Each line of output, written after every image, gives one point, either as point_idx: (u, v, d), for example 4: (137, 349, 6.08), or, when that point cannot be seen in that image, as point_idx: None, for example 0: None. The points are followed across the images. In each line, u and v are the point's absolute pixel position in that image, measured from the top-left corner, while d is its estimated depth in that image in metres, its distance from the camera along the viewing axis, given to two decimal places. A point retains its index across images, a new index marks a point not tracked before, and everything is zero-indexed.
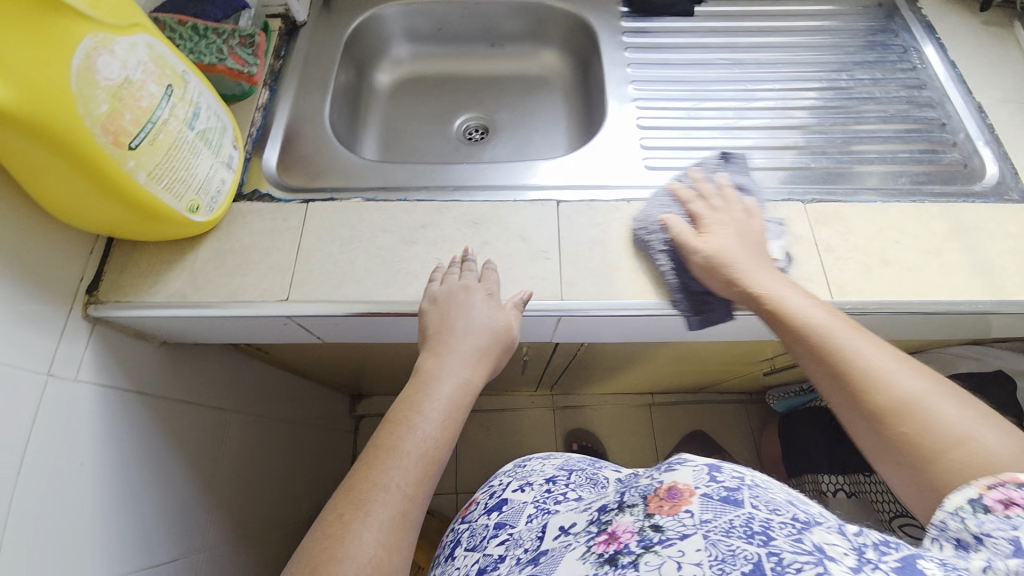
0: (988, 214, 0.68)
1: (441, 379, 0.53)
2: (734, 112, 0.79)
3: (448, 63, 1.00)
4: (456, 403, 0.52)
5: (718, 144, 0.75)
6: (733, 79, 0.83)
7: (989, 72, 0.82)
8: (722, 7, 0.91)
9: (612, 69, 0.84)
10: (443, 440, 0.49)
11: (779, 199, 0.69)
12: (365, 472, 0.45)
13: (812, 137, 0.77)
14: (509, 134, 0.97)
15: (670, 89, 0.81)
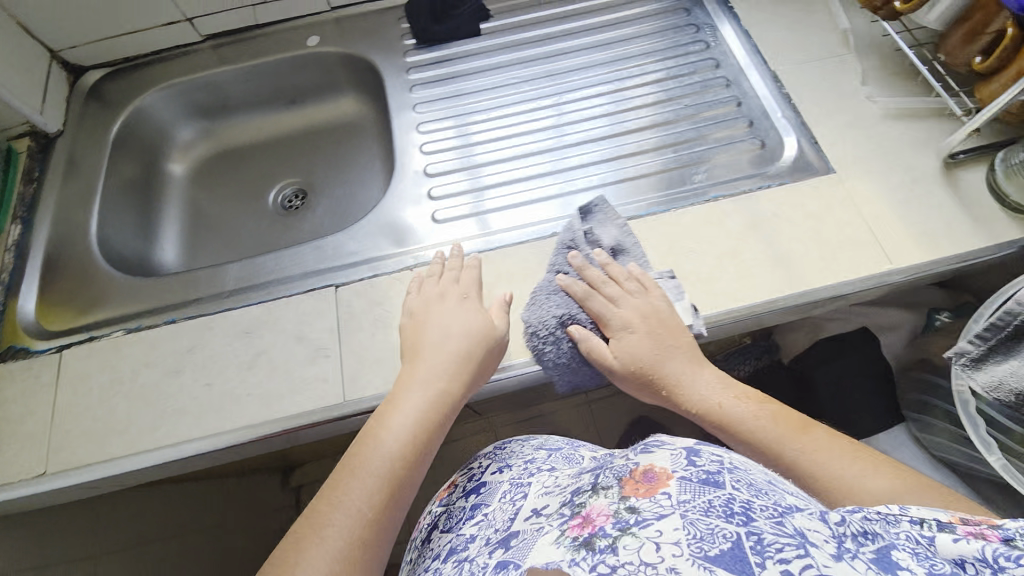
0: (783, 198, 0.65)
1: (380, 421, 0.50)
2: (578, 126, 0.76)
3: (249, 132, 0.92)
4: (416, 434, 0.50)
5: (571, 166, 0.73)
6: (557, 92, 0.79)
7: (790, 33, 0.76)
8: (510, 17, 0.85)
9: (427, 109, 0.79)
10: (405, 471, 0.48)
11: (646, 212, 0.67)
12: (332, 524, 0.44)
13: (644, 140, 0.74)
14: (328, 194, 0.90)
15: (493, 119, 0.77)
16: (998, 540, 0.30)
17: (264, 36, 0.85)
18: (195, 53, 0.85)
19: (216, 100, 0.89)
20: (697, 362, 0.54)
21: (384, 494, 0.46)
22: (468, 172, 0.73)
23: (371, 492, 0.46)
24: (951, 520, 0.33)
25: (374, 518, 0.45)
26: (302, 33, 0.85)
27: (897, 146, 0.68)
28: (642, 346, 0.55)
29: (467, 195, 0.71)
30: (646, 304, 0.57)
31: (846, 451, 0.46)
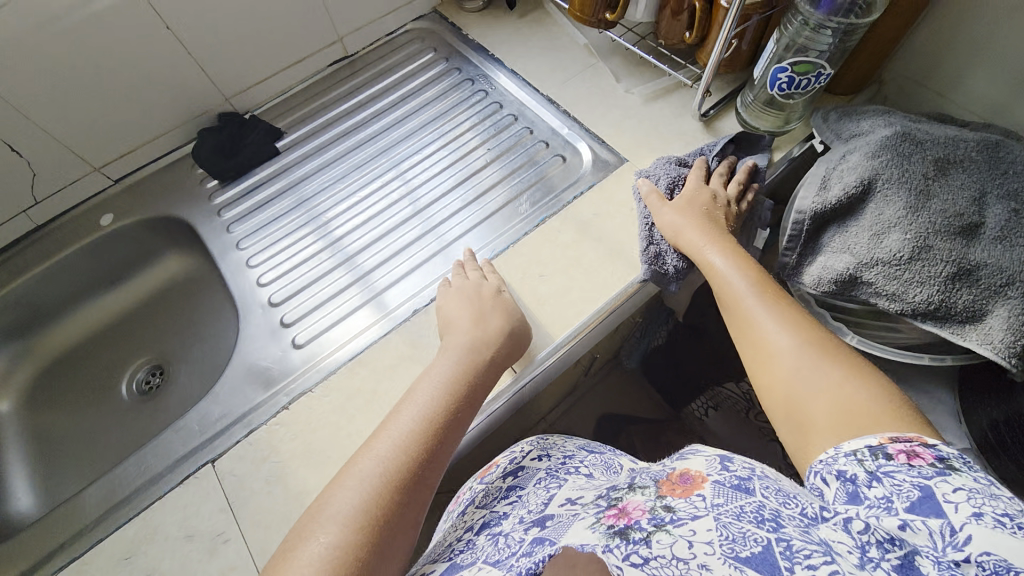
0: (593, 198, 0.73)
1: (437, 379, 0.55)
2: (427, 185, 0.80)
3: (74, 332, 0.83)
4: (438, 408, 0.52)
5: (441, 220, 0.76)
6: (384, 169, 0.83)
7: (545, 62, 0.87)
8: (304, 128, 0.88)
9: (272, 232, 0.78)
10: (432, 437, 0.50)
11: (531, 228, 0.72)
12: (359, 485, 0.45)
13: (487, 176, 0.80)
14: (186, 358, 0.84)
15: (345, 211, 0.79)
16: (930, 459, 0.36)
17: (52, 232, 0.78)
18: None
19: (25, 316, 0.78)
20: (703, 222, 0.62)
21: (413, 460, 0.47)
22: (334, 274, 0.73)
23: (392, 457, 0.47)
24: (880, 441, 0.39)
25: (398, 483, 0.46)
26: (95, 215, 0.80)
27: (663, 120, 0.79)
28: (695, 228, 0.62)
29: (342, 295, 0.71)
30: (692, 192, 0.66)
31: (797, 331, 0.50)
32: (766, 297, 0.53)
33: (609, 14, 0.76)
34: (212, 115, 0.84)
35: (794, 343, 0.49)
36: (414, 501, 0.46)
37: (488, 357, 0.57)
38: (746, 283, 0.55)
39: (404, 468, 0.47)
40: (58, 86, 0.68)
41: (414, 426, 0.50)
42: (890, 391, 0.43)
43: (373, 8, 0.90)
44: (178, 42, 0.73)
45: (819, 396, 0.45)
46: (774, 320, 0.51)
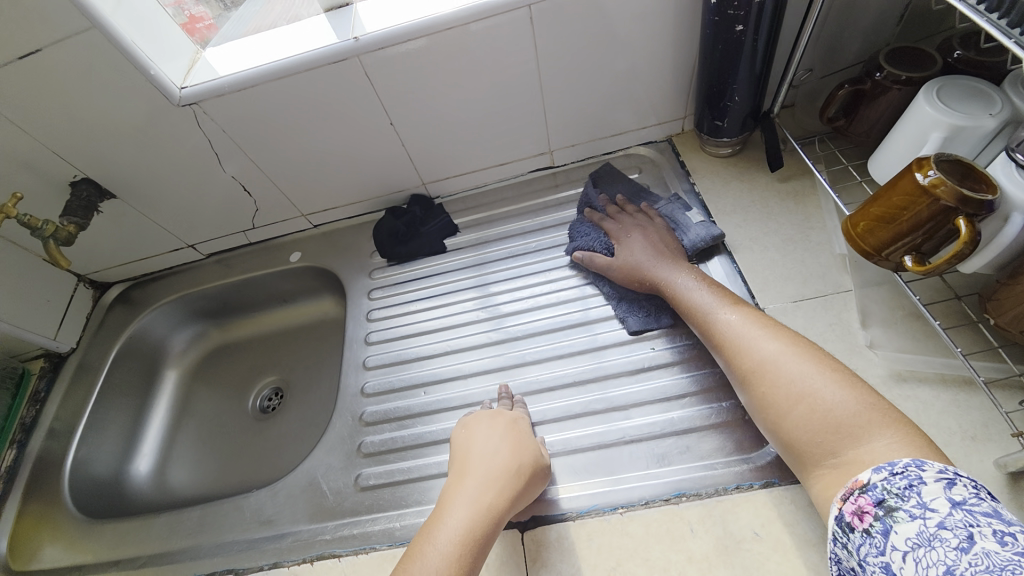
0: (768, 505, 0.49)
1: (457, 521, 0.47)
2: (610, 353, 0.65)
3: (244, 329, 0.98)
4: (451, 567, 0.44)
5: (617, 406, 0.61)
6: (533, 316, 0.72)
7: (780, 259, 0.65)
8: (478, 232, 0.83)
9: (402, 338, 0.76)
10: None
11: (661, 502, 0.52)
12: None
13: (672, 379, 0.61)
14: (299, 397, 0.89)
15: (500, 345, 0.71)
16: (875, 512, 0.36)
17: (256, 251, 0.92)
18: (201, 267, 0.94)
19: (215, 306, 0.95)
20: (669, 257, 0.66)
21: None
22: (429, 422, 0.66)
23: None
24: (839, 507, 0.39)
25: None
26: (290, 249, 0.91)
27: (940, 434, 0.50)
28: (646, 255, 0.67)
29: (425, 454, 0.63)
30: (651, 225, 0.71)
31: (806, 355, 0.48)
32: (735, 308, 0.56)
33: (912, 260, 0.49)
34: (406, 194, 0.86)
35: (777, 351, 0.50)
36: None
37: (504, 498, 0.49)
38: (713, 298, 0.58)
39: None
40: (296, 151, 0.76)
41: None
42: (867, 395, 0.44)
43: (597, 129, 0.80)
44: (395, 135, 0.75)
45: (800, 403, 0.46)
46: (760, 334, 0.52)
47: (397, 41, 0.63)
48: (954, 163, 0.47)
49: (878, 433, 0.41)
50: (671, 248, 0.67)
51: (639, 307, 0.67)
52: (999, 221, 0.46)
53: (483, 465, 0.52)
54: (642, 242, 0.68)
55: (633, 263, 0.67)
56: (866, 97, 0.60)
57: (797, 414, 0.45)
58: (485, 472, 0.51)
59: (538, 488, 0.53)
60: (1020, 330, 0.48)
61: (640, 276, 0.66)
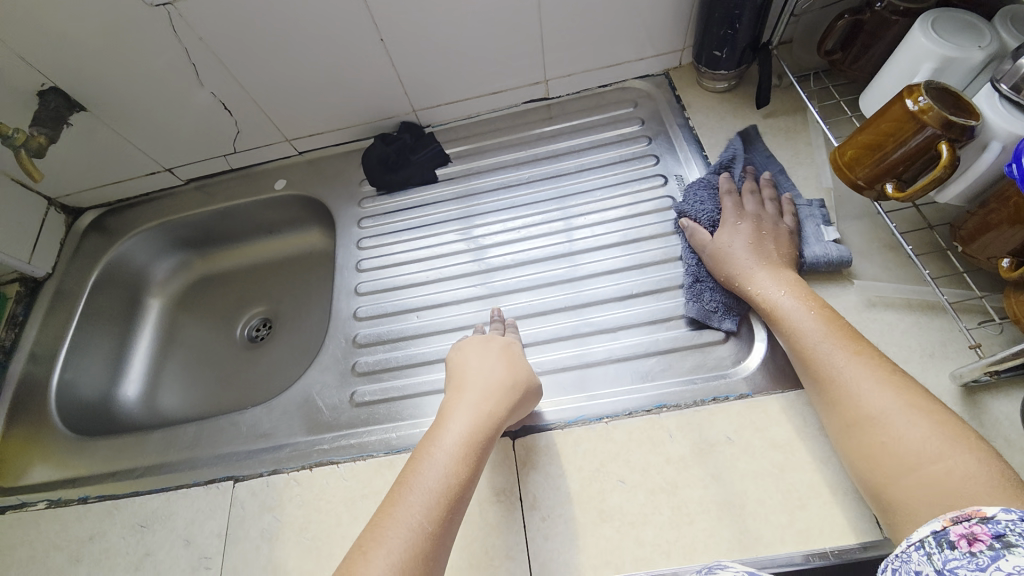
0: (742, 413, 0.53)
1: (460, 425, 0.50)
2: (590, 282, 0.68)
3: (228, 260, 0.97)
4: (459, 467, 0.47)
5: (595, 330, 0.64)
6: (520, 246, 0.73)
7: (768, 193, 0.66)
8: (469, 163, 0.82)
9: (393, 266, 0.76)
10: (456, 497, 0.45)
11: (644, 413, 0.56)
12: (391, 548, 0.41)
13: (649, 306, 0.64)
14: (288, 327, 0.89)
15: (488, 274, 0.72)
16: (990, 543, 0.32)
17: (239, 178, 0.89)
18: (180, 194, 0.90)
19: (197, 235, 0.93)
20: (779, 266, 0.58)
21: (432, 525, 0.43)
22: (420, 344, 0.68)
23: (422, 519, 0.43)
24: (944, 526, 0.34)
25: (422, 548, 0.42)
26: (274, 177, 0.88)
27: (899, 351, 0.54)
28: (745, 248, 0.60)
29: (417, 373, 0.66)
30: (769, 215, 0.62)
31: (889, 386, 0.45)
32: (851, 343, 0.49)
33: (892, 187, 0.51)
34: (397, 121, 0.83)
35: (893, 404, 0.44)
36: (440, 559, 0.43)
37: (501, 410, 0.52)
38: (821, 330, 0.51)
39: (427, 536, 0.42)
40: (280, 67, 0.72)
41: (441, 484, 0.46)
42: (991, 460, 0.39)
43: (595, 58, 0.78)
44: (386, 54, 0.72)
45: (933, 464, 0.40)
46: (870, 381, 0.46)
47: None
48: (942, 91, 0.48)
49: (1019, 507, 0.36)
50: (784, 256, 0.59)
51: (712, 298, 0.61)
52: (975, 151, 0.49)
53: (480, 379, 0.55)
54: (741, 234, 0.61)
55: (726, 260, 0.60)
56: (864, 29, 0.60)
57: (922, 485, 0.40)
58: (484, 386, 0.54)
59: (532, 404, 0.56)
60: (984, 255, 0.51)
61: (733, 272, 0.59)
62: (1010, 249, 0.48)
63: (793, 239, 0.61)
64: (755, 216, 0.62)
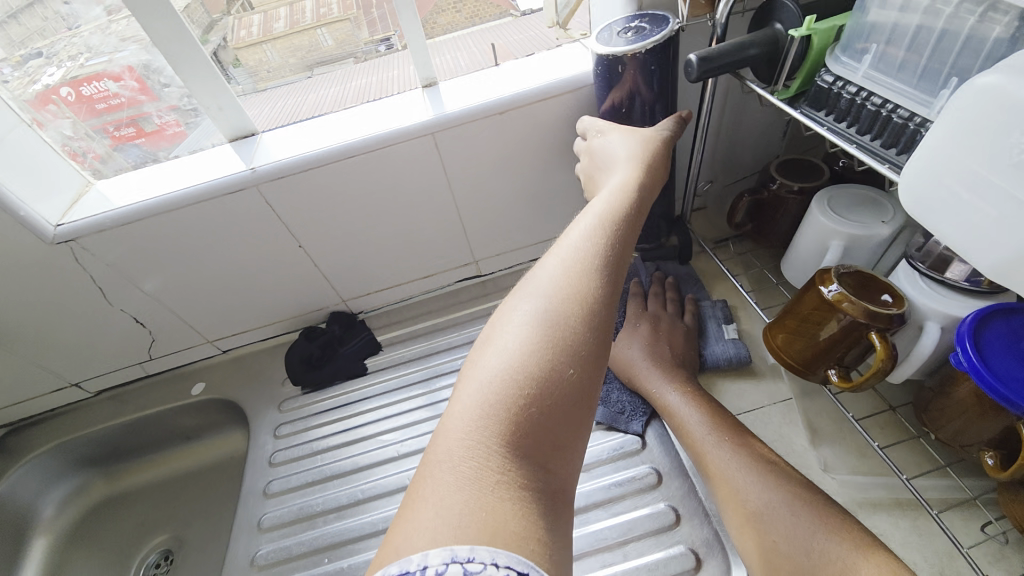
0: None
1: (618, 198, 0.47)
2: None
3: (135, 476, 0.85)
4: (569, 288, 0.38)
5: None
6: None
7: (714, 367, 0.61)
8: (402, 349, 0.78)
9: (305, 486, 0.64)
10: (603, 318, 0.37)
11: None
12: (473, 384, 0.34)
13: (610, 522, 0.53)
14: (192, 560, 0.74)
15: None
16: None
17: (156, 383, 0.82)
18: (88, 406, 0.82)
19: (103, 449, 0.82)
20: (663, 364, 0.56)
21: (530, 410, 0.32)
22: None
23: (500, 383, 0.33)
24: None
25: (535, 402, 0.33)
26: (193, 379, 0.81)
27: None
28: (642, 355, 0.57)
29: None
30: (663, 315, 0.62)
31: (767, 475, 0.43)
32: (729, 433, 0.47)
33: (837, 375, 0.46)
34: (325, 312, 0.80)
35: (774, 503, 0.41)
36: (586, 401, 0.34)
37: (646, 190, 0.48)
38: (703, 424, 0.49)
39: (557, 379, 0.34)
40: (198, 278, 0.70)
41: (572, 298, 0.37)
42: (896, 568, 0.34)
43: (520, 238, 0.79)
44: (307, 257, 0.71)
45: (826, 569, 0.36)
46: (756, 479, 0.43)
47: (299, 170, 0.61)
48: (852, 276, 0.47)
49: None
50: (679, 355, 0.57)
51: (618, 399, 0.59)
52: (914, 331, 0.45)
53: (617, 159, 0.51)
54: (639, 337, 0.59)
55: (626, 370, 0.58)
56: (767, 206, 0.61)
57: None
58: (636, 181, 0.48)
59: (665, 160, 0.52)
60: (962, 446, 0.44)
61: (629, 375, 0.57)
62: (987, 440, 0.41)
63: (693, 337, 0.61)
64: (641, 321, 0.61)
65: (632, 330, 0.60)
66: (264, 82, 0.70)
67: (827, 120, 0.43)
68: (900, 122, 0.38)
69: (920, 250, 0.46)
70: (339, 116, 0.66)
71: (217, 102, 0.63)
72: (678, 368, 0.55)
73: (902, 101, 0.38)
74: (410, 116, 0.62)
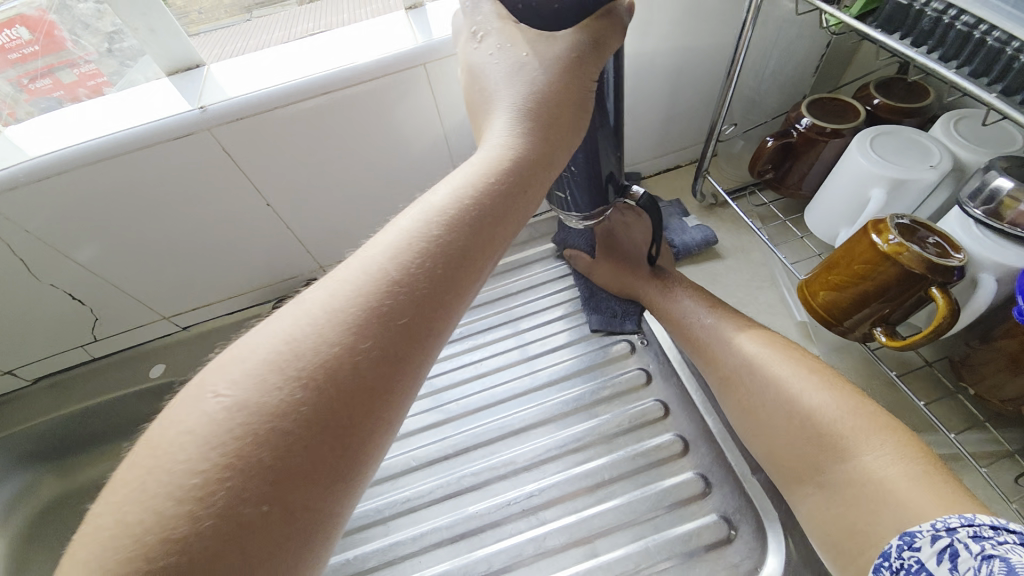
0: None
1: (495, 153, 0.35)
2: (556, 466, 0.53)
3: (89, 469, 0.75)
4: (436, 226, 0.29)
5: (573, 540, 0.48)
6: (465, 423, 0.58)
7: None
8: None
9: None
10: (408, 327, 0.26)
11: None
12: (146, 460, 0.22)
13: (637, 497, 0.50)
14: None
15: (429, 468, 0.56)
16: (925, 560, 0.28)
17: (109, 366, 0.72)
18: (27, 397, 0.71)
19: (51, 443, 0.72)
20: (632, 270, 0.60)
21: (307, 433, 0.22)
22: None
23: (280, 383, 0.23)
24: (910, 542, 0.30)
25: (254, 467, 0.21)
26: (150, 360, 0.72)
27: None
28: (618, 263, 0.61)
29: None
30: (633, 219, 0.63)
31: (761, 344, 0.47)
32: (738, 322, 0.50)
33: (885, 334, 0.43)
34: (301, 280, 0.71)
35: (761, 355, 0.45)
36: (350, 456, 0.24)
37: (536, 147, 0.36)
38: (687, 302, 0.55)
39: (277, 439, 0.22)
40: (145, 244, 0.59)
41: (370, 291, 0.26)
42: (857, 399, 0.39)
43: None
44: (278, 218, 0.62)
45: (788, 407, 0.41)
46: (741, 341, 0.47)
47: (262, 110, 0.51)
48: (909, 226, 0.42)
49: (872, 440, 0.36)
50: (642, 252, 0.61)
51: (608, 306, 0.62)
52: (968, 286, 0.42)
53: (516, 86, 0.37)
54: (613, 250, 0.62)
55: (608, 275, 0.62)
56: (797, 152, 0.56)
57: (777, 422, 0.41)
58: (525, 130, 0.36)
59: (585, 98, 0.39)
60: (1006, 400, 0.42)
61: (619, 283, 0.61)
62: None
63: (662, 233, 0.63)
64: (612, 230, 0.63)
65: (608, 244, 0.62)
66: (196, 26, 0.58)
67: (901, 45, 0.38)
68: (995, 46, 0.32)
69: (975, 196, 0.42)
70: (304, 44, 0.55)
71: (146, 23, 0.51)
72: (645, 265, 0.59)
73: (1001, 22, 0.33)
74: (392, 44, 0.52)
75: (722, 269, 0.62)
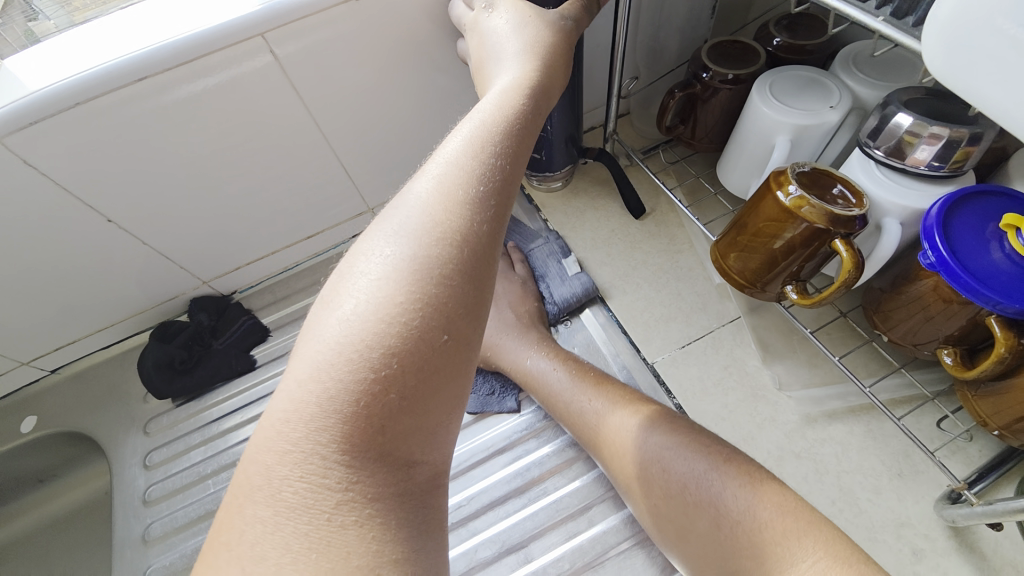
0: None
1: (515, 85, 0.34)
2: (485, 471, 0.49)
3: None
4: (496, 145, 0.29)
5: (505, 549, 0.45)
6: None
7: (657, 295, 0.55)
8: (296, 329, 0.63)
9: (196, 522, 0.52)
10: (487, 250, 0.26)
11: None
12: (306, 367, 0.23)
13: (569, 492, 0.47)
14: None
15: None
16: None
17: None
18: None
19: None
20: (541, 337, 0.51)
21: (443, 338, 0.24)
22: None
23: (399, 299, 0.24)
24: None
25: (417, 346, 0.23)
26: (14, 415, 0.62)
27: (868, 479, 0.43)
28: (495, 331, 0.52)
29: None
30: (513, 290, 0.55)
31: (700, 460, 0.36)
32: (665, 423, 0.40)
33: (796, 292, 0.41)
34: (182, 300, 0.62)
35: (716, 494, 0.34)
36: (476, 354, 0.26)
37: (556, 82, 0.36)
38: (573, 390, 0.45)
39: (423, 343, 0.23)
40: None
41: (460, 206, 0.27)
42: (815, 527, 0.30)
43: None
44: (130, 235, 0.53)
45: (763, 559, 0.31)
46: (672, 459, 0.37)
47: (64, 106, 0.41)
48: (812, 173, 0.39)
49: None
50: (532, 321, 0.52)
51: (484, 381, 0.53)
52: (873, 232, 0.40)
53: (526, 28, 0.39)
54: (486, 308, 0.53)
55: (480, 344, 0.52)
56: (698, 101, 0.52)
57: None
58: (539, 62, 0.36)
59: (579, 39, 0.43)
60: (915, 344, 0.42)
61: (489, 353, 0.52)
62: (945, 337, 0.39)
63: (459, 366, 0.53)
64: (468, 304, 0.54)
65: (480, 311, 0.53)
66: None
67: None
68: None
69: (874, 135, 0.39)
70: (118, 19, 0.45)
71: None
72: (545, 343, 0.50)
73: None
74: (218, 11, 0.42)
75: (639, 237, 0.59)
